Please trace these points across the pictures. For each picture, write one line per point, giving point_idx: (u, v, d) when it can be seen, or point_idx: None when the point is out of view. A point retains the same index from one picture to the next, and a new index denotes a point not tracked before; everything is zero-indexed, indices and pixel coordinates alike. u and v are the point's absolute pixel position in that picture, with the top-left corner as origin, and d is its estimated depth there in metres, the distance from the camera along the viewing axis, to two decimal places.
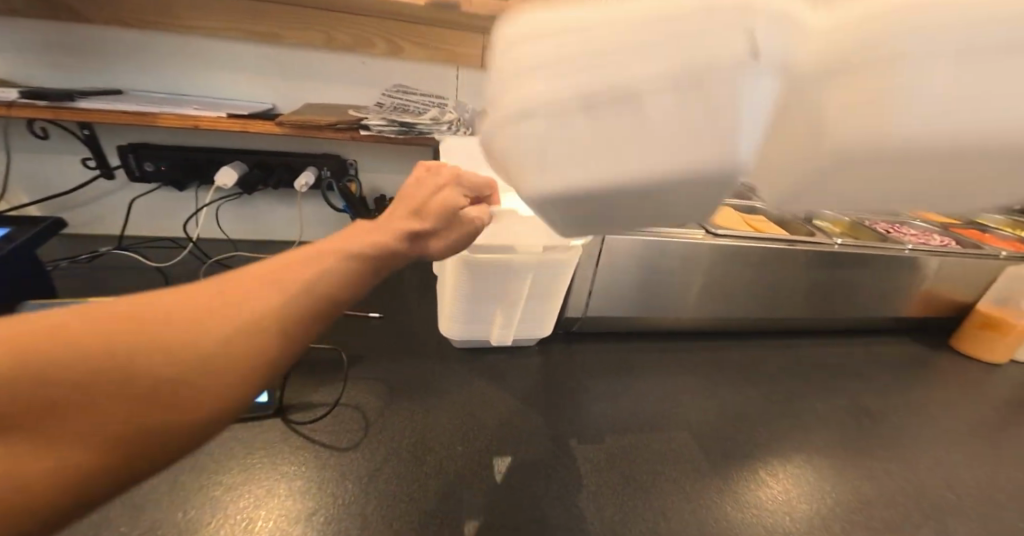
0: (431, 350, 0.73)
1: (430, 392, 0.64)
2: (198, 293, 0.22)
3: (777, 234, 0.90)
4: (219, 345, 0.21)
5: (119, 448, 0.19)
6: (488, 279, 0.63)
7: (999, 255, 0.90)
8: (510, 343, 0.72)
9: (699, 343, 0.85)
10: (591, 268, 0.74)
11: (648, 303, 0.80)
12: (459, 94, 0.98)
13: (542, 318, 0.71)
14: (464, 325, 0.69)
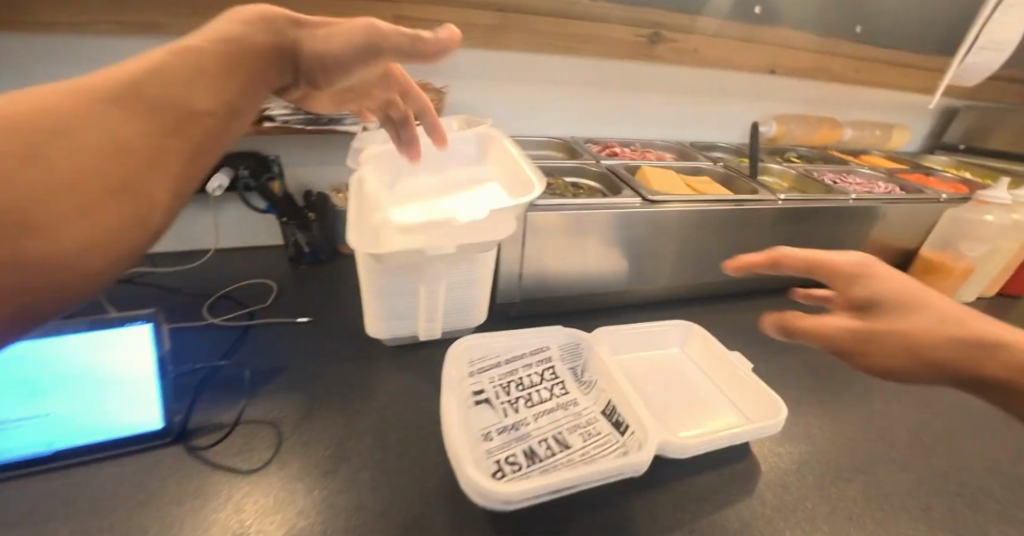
0: (359, 350, 0.70)
1: (353, 397, 0.61)
2: (46, 86, 0.17)
3: (719, 194, 0.86)
4: (108, 152, 0.17)
5: (110, 232, 0.17)
6: (400, 273, 0.59)
7: (940, 198, 0.93)
8: (439, 335, 0.69)
9: (647, 313, 0.84)
10: (518, 249, 0.71)
11: (586, 280, 0.78)
12: None
13: (470, 307, 0.68)
14: (387, 323, 0.65)
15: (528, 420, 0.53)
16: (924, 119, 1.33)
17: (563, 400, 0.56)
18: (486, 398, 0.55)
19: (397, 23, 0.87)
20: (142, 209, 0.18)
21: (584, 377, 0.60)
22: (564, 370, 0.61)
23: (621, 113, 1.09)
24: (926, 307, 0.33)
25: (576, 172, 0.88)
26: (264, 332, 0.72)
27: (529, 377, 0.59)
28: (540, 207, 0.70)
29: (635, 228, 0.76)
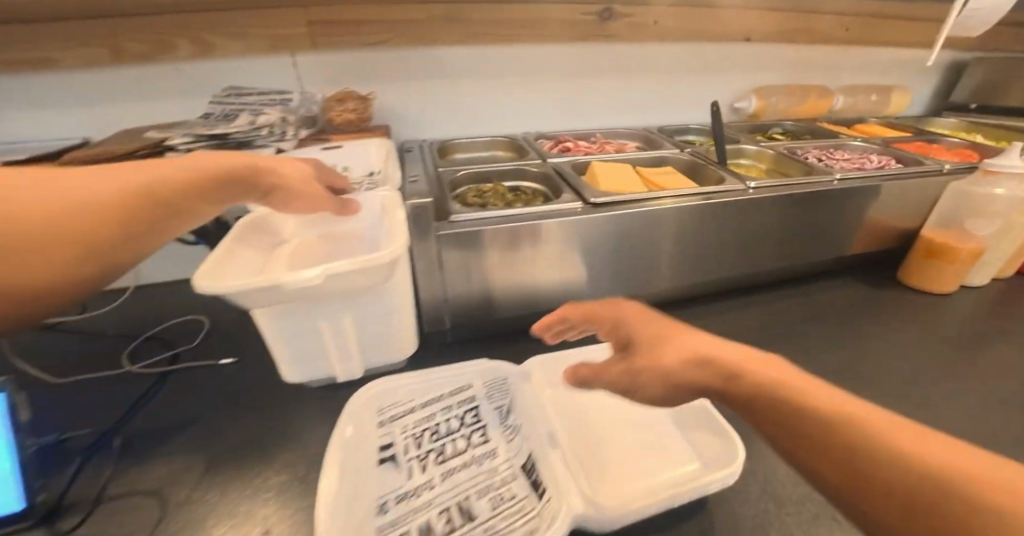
0: (282, 393, 0.64)
1: (261, 452, 0.55)
2: (82, 180, 0.32)
3: (681, 188, 0.75)
4: (102, 225, 0.32)
5: (82, 270, 0.31)
6: (301, 314, 0.53)
7: (942, 169, 0.86)
8: (362, 375, 0.63)
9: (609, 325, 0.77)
10: (435, 273, 0.63)
11: (532, 297, 0.70)
12: (305, 85, 0.86)
13: (394, 341, 0.62)
14: (302, 367, 0.60)
15: (434, 481, 0.45)
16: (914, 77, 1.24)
17: (480, 451, 0.48)
18: (392, 454, 0.48)
19: (315, 29, 0.80)
20: (85, 269, 0.31)
21: (510, 418, 0.52)
22: (489, 411, 0.53)
23: (575, 101, 1.02)
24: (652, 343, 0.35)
25: (516, 175, 0.80)
26: (184, 380, 0.66)
27: (447, 424, 0.51)
28: (453, 226, 0.62)
29: (581, 237, 0.67)
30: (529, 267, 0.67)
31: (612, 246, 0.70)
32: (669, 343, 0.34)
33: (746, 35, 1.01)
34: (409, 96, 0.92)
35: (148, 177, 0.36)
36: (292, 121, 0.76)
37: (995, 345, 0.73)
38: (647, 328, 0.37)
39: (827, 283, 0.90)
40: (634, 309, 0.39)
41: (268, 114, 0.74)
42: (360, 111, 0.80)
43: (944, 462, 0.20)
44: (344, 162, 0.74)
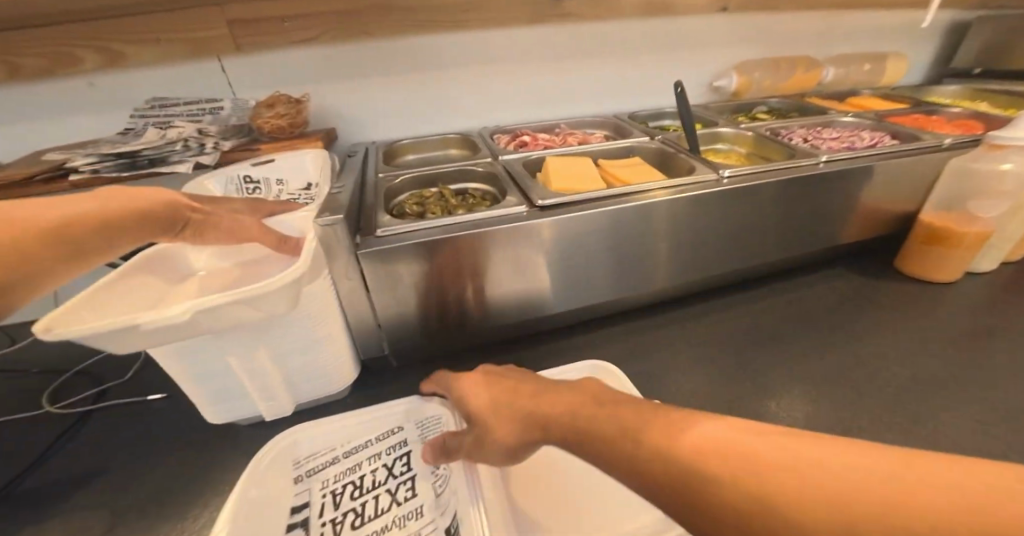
0: (207, 433, 0.58)
1: (171, 506, 0.49)
2: None
3: (645, 181, 0.68)
4: None
5: None
6: (205, 350, 0.47)
7: (942, 144, 0.78)
8: (293, 409, 0.57)
9: (574, 336, 0.70)
10: (363, 294, 0.57)
11: (484, 314, 0.63)
12: (237, 91, 0.79)
13: (324, 373, 0.56)
14: (221, 405, 0.53)
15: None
16: (911, 41, 1.14)
17: (405, 511, 0.42)
18: (304, 518, 0.41)
19: (235, 29, 0.72)
20: None
21: (444, 469, 0.45)
22: (423, 459, 0.46)
23: (534, 90, 0.95)
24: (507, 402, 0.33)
25: (464, 176, 0.73)
26: (106, 421, 0.61)
27: (372, 476, 0.45)
28: (377, 242, 0.55)
29: (529, 245, 0.60)
30: (476, 282, 0.60)
31: (569, 253, 0.62)
32: (507, 410, 0.33)
33: (721, 6, 0.92)
34: (352, 95, 0.85)
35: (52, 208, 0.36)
36: (214, 131, 0.71)
37: (1005, 340, 0.66)
38: (484, 399, 0.35)
39: (817, 275, 0.82)
40: (473, 379, 0.38)
41: (179, 128, 0.69)
42: (293, 116, 0.73)
43: (784, 473, 0.20)
44: (278, 176, 0.66)
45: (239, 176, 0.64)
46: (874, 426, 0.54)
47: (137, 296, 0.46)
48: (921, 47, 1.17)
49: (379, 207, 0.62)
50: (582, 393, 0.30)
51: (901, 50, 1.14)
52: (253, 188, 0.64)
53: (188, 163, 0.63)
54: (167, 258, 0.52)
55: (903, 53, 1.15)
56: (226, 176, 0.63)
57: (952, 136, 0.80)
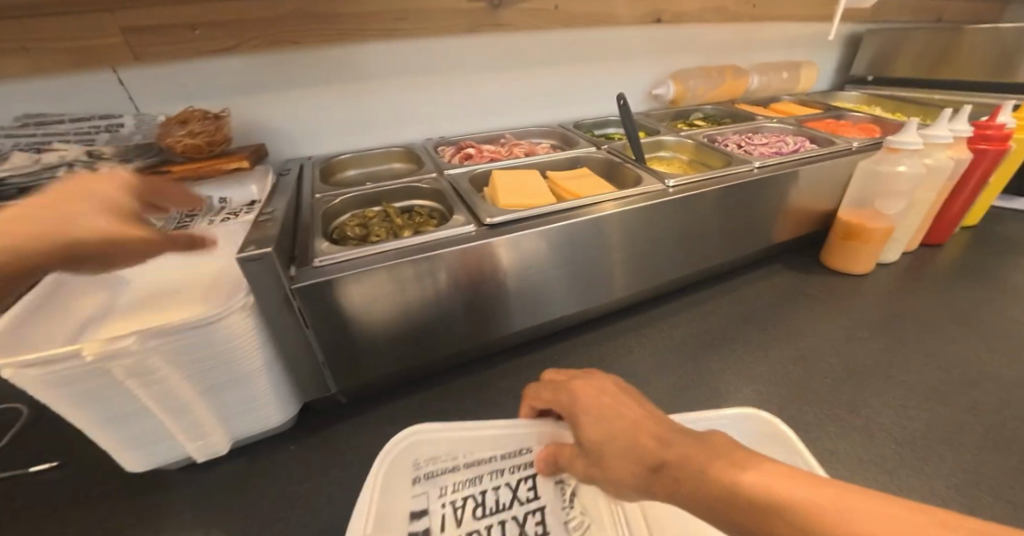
0: (119, 502, 0.51)
1: None
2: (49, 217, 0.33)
3: (593, 193, 0.68)
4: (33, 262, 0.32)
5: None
6: (107, 388, 0.42)
7: (852, 147, 0.85)
8: (227, 448, 0.52)
9: (533, 352, 0.69)
10: (301, 333, 0.51)
11: (439, 340, 0.60)
12: (140, 105, 0.70)
13: (258, 404, 0.52)
14: (144, 450, 0.48)
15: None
16: (819, 51, 1.25)
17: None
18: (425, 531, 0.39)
19: (131, 37, 0.64)
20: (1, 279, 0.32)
21: (575, 509, 0.44)
22: (551, 486, 0.44)
23: (475, 99, 0.93)
24: (630, 437, 0.31)
25: (408, 193, 0.69)
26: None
27: (498, 496, 0.42)
28: (315, 273, 0.50)
29: (480, 266, 0.58)
30: (429, 307, 0.57)
31: (524, 270, 0.61)
32: (635, 447, 0.30)
33: (655, 17, 0.95)
34: (280, 108, 0.79)
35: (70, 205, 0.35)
36: (109, 152, 0.61)
37: (913, 325, 0.73)
38: (600, 426, 0.33)
39: (755, 273, 0.87)
40: (588, 396, 0.36)
41: (64, 150, 0.59)
42: (209, 133, 0.65)
43: None
44: (219, 193, 0.70)
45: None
46: (813, 419, 0.57)
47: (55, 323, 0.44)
48: (828, 56, 1.29)
49: (315, 232, 0.57)
50: (719, 455, 0.27)
51: (812, 59, 1.25)
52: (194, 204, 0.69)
53: None
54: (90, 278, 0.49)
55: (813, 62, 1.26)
56: None
57: (858, 140, 0.88)
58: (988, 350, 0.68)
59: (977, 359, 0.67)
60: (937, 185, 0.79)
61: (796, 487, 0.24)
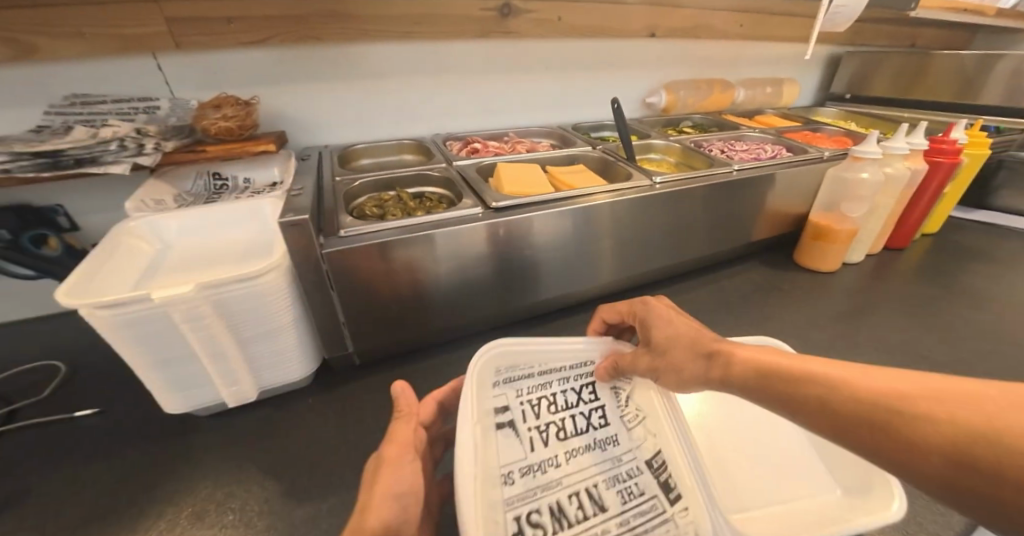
0: (160, 440, 0.57)
1: (131, 509, 0.49)
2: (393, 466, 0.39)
3: (587, 186, 0.75)
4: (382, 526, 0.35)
5: None
6: (163, 332, 0.49)
7: (823, 157, 0.94)
8: (253, 397, 0.59)
9: (531, 328, 0.77)
10: (325, 296, 0.57)
11: (446, 310, 0.67)
12: (175, 89, 0.76)
13: (284, 359, 0.58)
14: (183, 393, 0.55)
15: (560, 459, 0.48)
16: (801, 69, 1.35)
17: (600, 436, 0.52)
18: (509, 420, 0.47)
19: (174, 27, 0.70)
20: None
21: (629, 407, 0.54)
22: (607, 390, 0.54)
23: (481, 100, 1.01)
24: (689, 340, 0.46)
25: (420, 180, 0.76)
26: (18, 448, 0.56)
27: (565, 396, 0.52)
28: (341, 242, 0.57)
29: (485, 244, 0.65)
30: (440, 278, 0.64)
31: (525, 250, 0.68)
32: (694, 347, 0.45)
33: (649, 32, 1.04)
34: (303, 98, 0.86)
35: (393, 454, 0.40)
36: (153, 131, 0.68)
37: (870, 317, 0.82)
38: (667, 332, 0.48)
39: (734, 268, 0.95)
40: (656, 305, 0.51)
41: (115, 126, 0.65)
42: (239, 118, 0.72)
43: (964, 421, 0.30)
44: (245, 174, 0.77)
45: (209, 173, 0.74)
46: None
47: (116, 276, 0.52)
48: (809, 74, 1.38)
49: (338, 208, 0.63)
50: (766, 353, 0.40)
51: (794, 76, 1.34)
52: (222, 183, 0.75)
53: (126, 162, 0.60)
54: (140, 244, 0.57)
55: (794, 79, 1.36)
56: (197, 173, 0.73)
57: (830, 150, 0.97)
58: (932, 339, 0.77)
59: (922, 345, 0.75)
60: (895, 192, 0.88)
61: (834, 368, 0.36)
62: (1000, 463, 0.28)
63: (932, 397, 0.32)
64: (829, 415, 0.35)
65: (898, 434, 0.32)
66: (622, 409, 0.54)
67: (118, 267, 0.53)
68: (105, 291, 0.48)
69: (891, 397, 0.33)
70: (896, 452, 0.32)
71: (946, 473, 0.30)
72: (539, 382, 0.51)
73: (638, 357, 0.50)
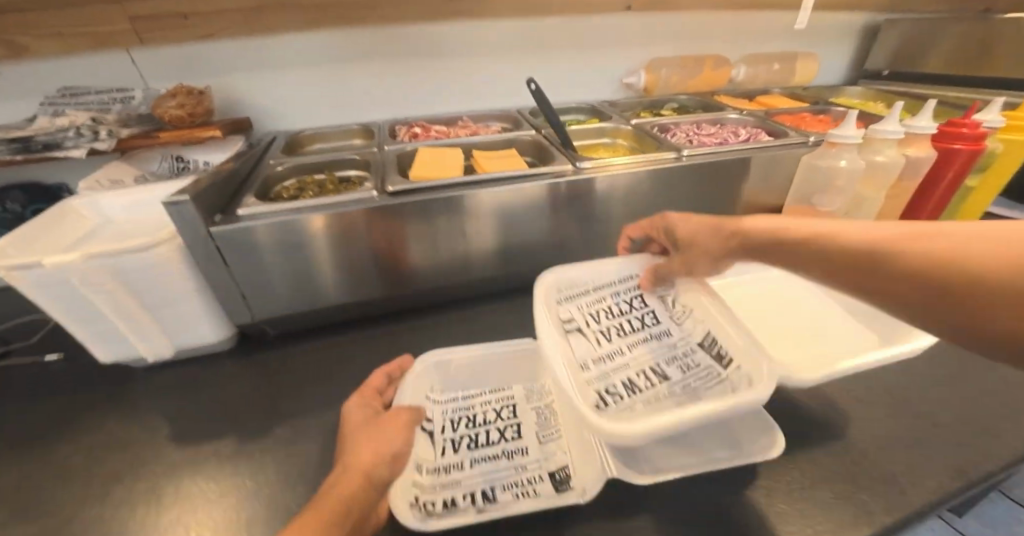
0: (114, 386, 0.70)
1: (75, 437, 0.62)
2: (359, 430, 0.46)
3: (500, 171, 0.75)
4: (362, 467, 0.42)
5: (352, 501, 0.39)
6: (69, 291, 0.57)
7: (805, 142, 0.83)
8: (170, 351, 0.67)
9: (453, 315, 0.81)
10: (223, 271, 0.63)
11: (354, 288, 0.72)
12: (149, 80, 0.85)
13: (192, 321, 0.66)
14: (105, 343, 0.64)
15: (623, 349, 0.59)
16: (826, 41, 1.19)
17: (654, 331, 0.62)
18: (577, 327, 0.59)
19: (136, 25, 0.78)
20: (357, 499, 0.40)
21: (675, 307, 0.63)
22: (654, 299, 0.65)
23: (446, 83, 1.01)
24: (712, 230, 0.56)
25: (348, 163, 0.79)
26: (16, 386, 0.71)
27: (618, 305, 0.64)
28: (234, 221, 0.62)
29: (381, 227, 0.68)
30: (340, 255, 0.68)
31: (425, 234, 0.71)
32: (717, 232, 0.55)
33: (625, 5, 0.95)
34: (268, 84, 0.91)
35: (357, 423, 0.48)
36: (111, 119, 0.76)
37: None
38: (689, 229, 0.58)
39: None
40: (674, 217, 0.61)
41: (74, 115, 0.74)
42: (185, 107, 0.77)
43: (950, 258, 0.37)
44: (206, 158, 0.85)
45: (172, 156, 0.83)
46: None
47: (48, 240, 0.61)
48: (839, 46, 1.21)
49: (252, 189, 0.69)
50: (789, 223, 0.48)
51: (816, 50, 1.19)
52: (183, 165, 0.83)
53: (81, 148, 0.69)
54: (80, 214, 0.67)
55: (816, 54, 1.20)
56: (162, 156, 0.82)
57: (815, 135, 0.86)
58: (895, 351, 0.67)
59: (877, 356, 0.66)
60: (882, 184, 0.76)
61: (842, 227, 0.45)
62: (982, 291, 0.35)
63: (943, 239, 0.38)
64: (861, 278, 0.41)
65: (909, 278, 0.39)
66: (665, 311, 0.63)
67: (52, 232, 0.62)
68: (28, 250, 0.57)
69: (887, 246, 0.40)
70: (914, 289, 0.38)
71: (922, 293, 0.38)
72: (595, 298, 0.64)
73: (673, 256, 0.62)
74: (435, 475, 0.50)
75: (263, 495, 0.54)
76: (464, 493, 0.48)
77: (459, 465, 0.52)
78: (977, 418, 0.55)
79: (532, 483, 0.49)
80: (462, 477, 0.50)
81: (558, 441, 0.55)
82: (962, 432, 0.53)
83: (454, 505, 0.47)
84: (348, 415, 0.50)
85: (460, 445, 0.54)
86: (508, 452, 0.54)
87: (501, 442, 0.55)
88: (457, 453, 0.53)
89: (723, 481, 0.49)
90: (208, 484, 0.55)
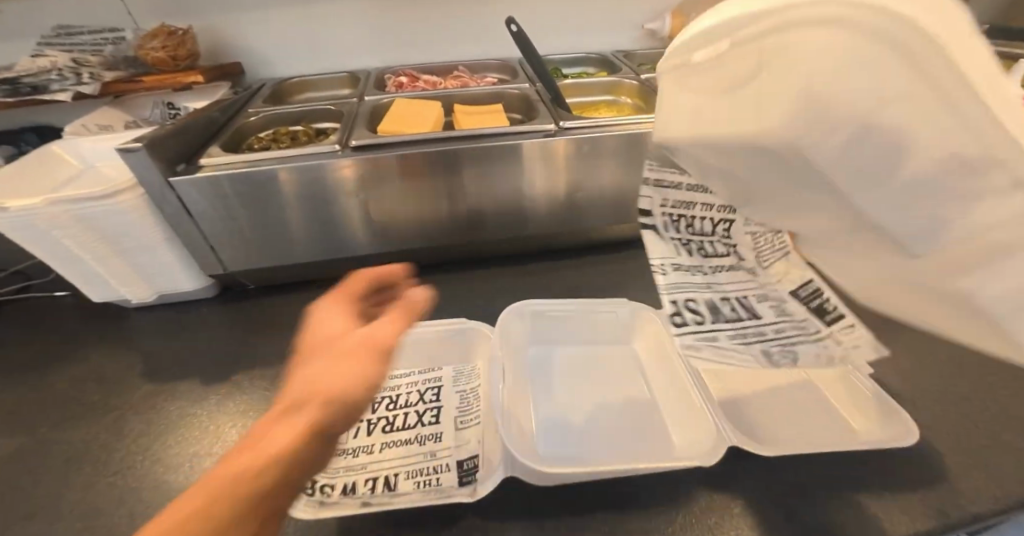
0: (108, 320, 0.73)
1: (67, 364, 0.66)
2: (327, 357, 0.31)
3: (478, 126, 0.70)
4: (297, 438, 0.27)
5: (257, 487, 0.25)
6: (44, 235, 0.58)
7: None
8: (153, 296, 0.70)
9: (431, 277, 0.78)
10: (188, 222, 0.63)
11: (323, 244, 0.69)
12: (139, 19, 0.83)
13: (170, 269, 0.68)
14: (94, 285, 0.67)
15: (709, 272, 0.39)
16: None
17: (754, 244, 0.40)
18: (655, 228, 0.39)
19: None
20: (269, 485, 0.25)
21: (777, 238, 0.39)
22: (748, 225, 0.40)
23: (447, 26, 0.92)
24: None
25: (326, 114, 0.79)
26: (27, 313, 0.76)
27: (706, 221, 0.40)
28: (193, 172, 0.61)
29: (340, 187, 0.65)
30: (304, 212, 0.66)
31: (394, 192, 0.67)
32: None
33: None
34: (260, 26, 0.87)
35: (331, 339, 0.32)
36: (96, 63, 0.77)
37: None
38: None
39: None
40: None
41: (56, 58, 0.75)
42: (166, 51, 0.76)
43: None
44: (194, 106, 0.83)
45: (164, 103, 0.82)
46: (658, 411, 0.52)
47: (34, 181, 0.62)
48: None
49: (221, 139, 0.67)
50: None
51: None
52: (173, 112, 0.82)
53: (66, 91, 0.70)
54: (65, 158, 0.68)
55: None
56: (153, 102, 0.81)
57: None
58: (923, 354, 0.56)
59: (898, 357, 0.56)
60: None
61: None
62: None
63: None
64: None
65: None
66: (756, 236, 0.40)
67: (36, 175, 0.63)
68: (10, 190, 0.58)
69: None
70: None
71: None
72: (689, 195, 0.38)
73: None
74: (341, 458, 0.46)
75: (214, 437, 0.54)
76: (366, 478, 0.44)
77: (368, 449, 0.47)
78: (1005, 445, 0.46)
79: (437, 473, 0.45)
80: (369, 462, 0.46)
81: (475, 427, 0.49)
82: (979, 462, 0.44)
83: (352, 492, 0.42)
84: (324, 318, 0.34)
85: (375, 427, 0.50)
86: (421, 438, 0.48)
87: (416, 427, 0.50)
88: (369, 437, 0.48)
89: (672, 482, 0.44)
90: (169, 418, 0.57)
